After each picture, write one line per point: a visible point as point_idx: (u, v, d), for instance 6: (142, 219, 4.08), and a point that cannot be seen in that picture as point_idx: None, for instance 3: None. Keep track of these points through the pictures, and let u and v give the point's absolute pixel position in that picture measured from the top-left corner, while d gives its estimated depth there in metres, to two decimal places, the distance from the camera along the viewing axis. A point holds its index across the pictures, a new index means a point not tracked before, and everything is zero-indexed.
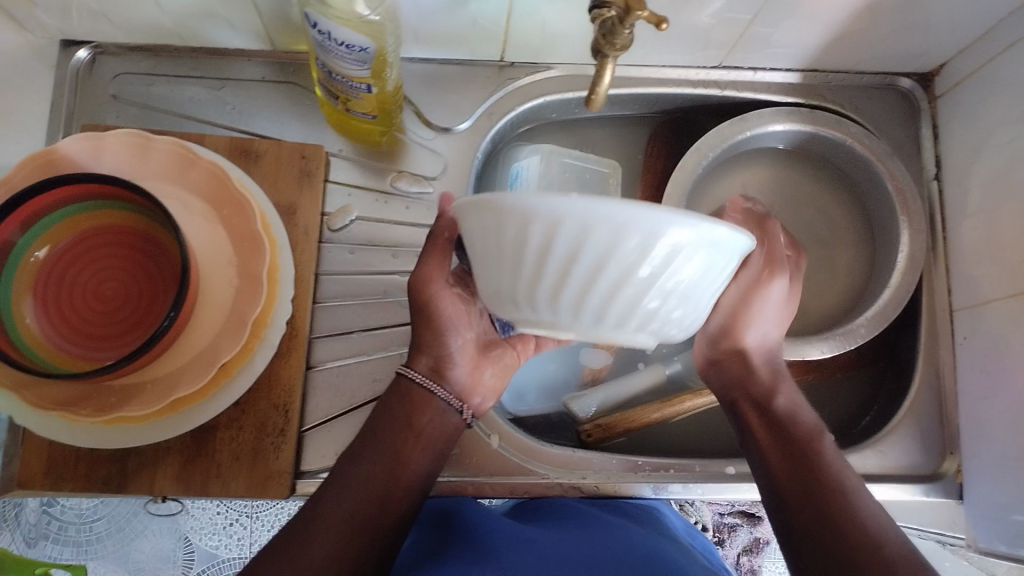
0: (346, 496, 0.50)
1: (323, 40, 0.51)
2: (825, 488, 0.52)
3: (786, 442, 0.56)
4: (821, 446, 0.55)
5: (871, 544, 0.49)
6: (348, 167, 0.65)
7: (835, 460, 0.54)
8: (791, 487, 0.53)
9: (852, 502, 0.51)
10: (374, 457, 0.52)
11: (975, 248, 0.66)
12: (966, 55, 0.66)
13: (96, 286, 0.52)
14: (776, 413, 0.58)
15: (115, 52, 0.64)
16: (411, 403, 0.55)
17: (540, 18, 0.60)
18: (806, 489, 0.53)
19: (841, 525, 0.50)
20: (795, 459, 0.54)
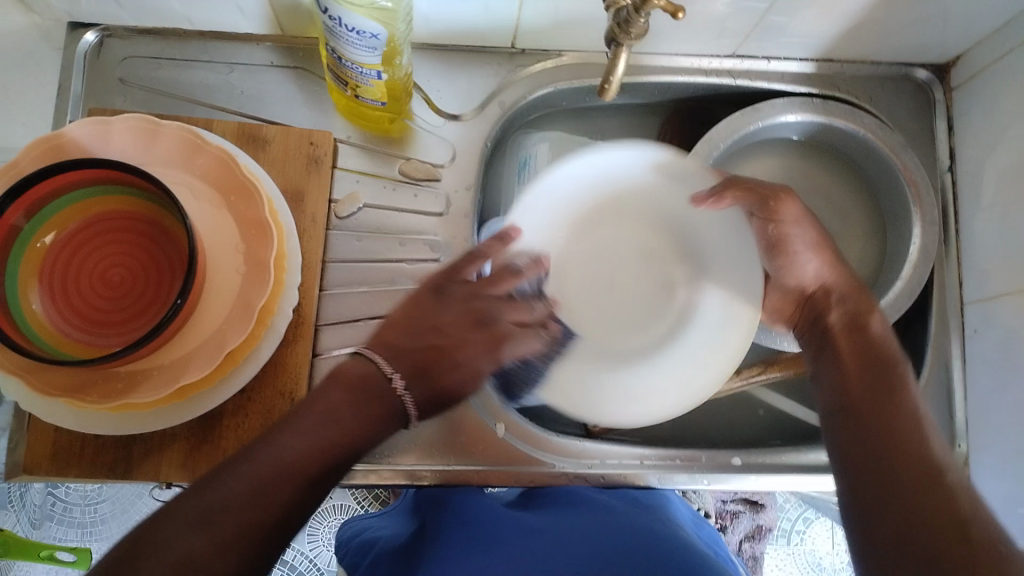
0: (300, 438, 0.47)
1: (334, 26, 0.50)
2: (905, 418, 0.51)
3: (866, 366, 0.55)
4: (903, 373, 0.54)
5: (931, 468, 0.47)
6: (356, 153, 0.65)
7: (918, 393, 0.53)
8: (864, 406, 0.52)
9: (921, 435, 0.50)
10: (337, 421, 0.49)
11: (989, 241, 0.65)
12: (983, 47, 0.65)
13: (102, 271, 0.52)
14: (869, 337, 0.57)
15: (123, 35, 0.63)
16: (360, 393, 0.51)
17: (553, 4, 0.59)
18: (877, 417, 0.51)
19: (903, 447, 0.49)
20: (881, 382, 0.53)
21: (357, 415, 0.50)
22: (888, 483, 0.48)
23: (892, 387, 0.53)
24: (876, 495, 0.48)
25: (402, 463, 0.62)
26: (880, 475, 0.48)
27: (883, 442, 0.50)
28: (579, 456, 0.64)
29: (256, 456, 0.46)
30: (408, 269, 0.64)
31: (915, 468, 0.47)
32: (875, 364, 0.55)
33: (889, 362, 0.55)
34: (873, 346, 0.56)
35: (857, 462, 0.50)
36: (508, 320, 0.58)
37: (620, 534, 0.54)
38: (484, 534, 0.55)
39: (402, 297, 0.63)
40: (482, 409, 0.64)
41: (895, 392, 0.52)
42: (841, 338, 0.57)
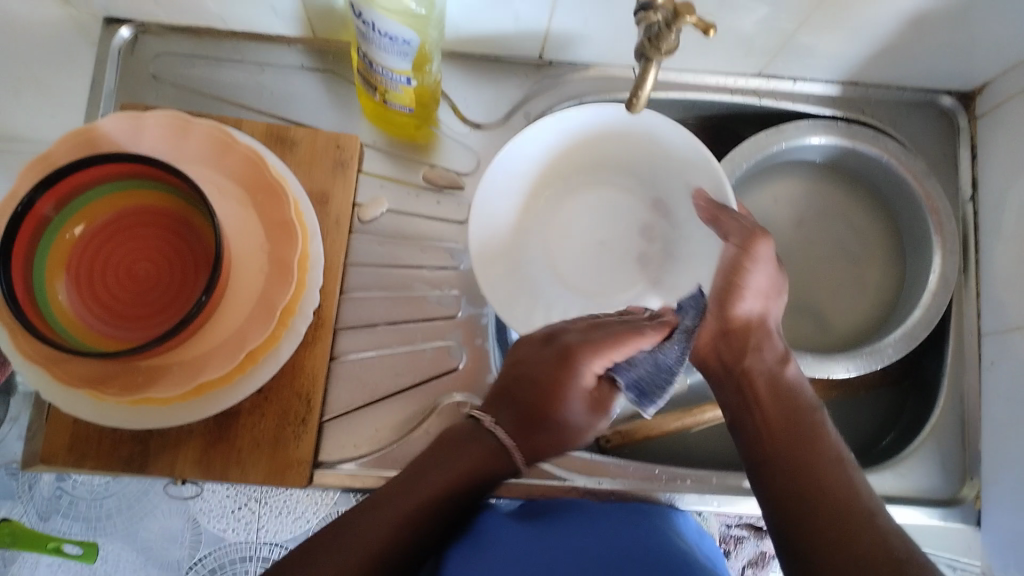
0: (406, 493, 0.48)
1: (367, 31, 0.51)
2: (828, 466, 0.52)
3: (783, 414, 0.56)
4: (819, 419, 0.56)
5: (862, 511, 0.49)
6: (381, 158, 0.65)
7: (833, 439, 0.54)
8: (786, 451, 0.53)
9: (846, 480, 0.51)
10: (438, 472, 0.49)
11: (1008, 271, 0.65)
12: (1010, 76, 0.65)
13: (128, 265, 0.52)
14: (782, 382, 0.58)
15: (157, 32, 0.64)
16: (465, 444, 0.51)
17: (584, 17, 0.59)
18: (802, 467, 0.52)
19: (830, 492, 0.50)
20: (798, 431, 0.54)
21: (467, 464, 0.50)
22: (821, 526, 0.48)
23: (812, 436, 0.54)
24: (807, 552, 0.48)
25: None
26: (807, 531, 0.49)
27: (806, 495, 0.50)
28: (588, 471, 0.64)
29: (357, 521, 0.46)
30: (428, 275, 0.64)
31: (838, 519, 0.48)
32: (789, 411, 0.56)
33: (806, 411, 0.56)
34: (783, 393, 0.57)
35: (785, 516, 0.50)
36: (579, 335, 0.55)
37: (618, 558, 0.53)
38: (485, 544, 0.54)
39: (421, 303, 0.63)
40: None
41: (812, 441, 0.54)
42: (757, 380, 0.58)
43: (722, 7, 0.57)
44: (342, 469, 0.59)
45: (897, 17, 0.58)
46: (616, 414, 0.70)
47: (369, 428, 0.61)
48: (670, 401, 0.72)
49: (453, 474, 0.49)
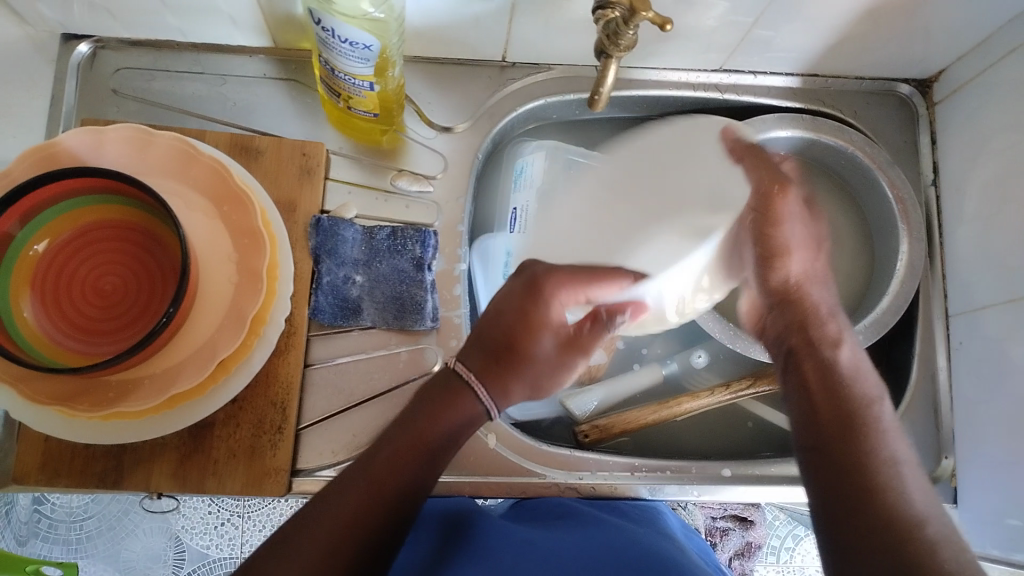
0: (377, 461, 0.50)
1: (326, 38, 0.51)
2: (885, 467, 0.49)
3: (842, 404, 0.53)
4: (879, 411, 0.53)
5: (916, 520, 0.45)
6: (347, 164, 0.65)
7: (892, 437, 0.51)
8: (836, 439, 0.51)
9: (903, 484, 0.48)
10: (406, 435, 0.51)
11: (971, 253, 0.66)
12: (965, 62, 0.66)
13: (95, 280, 0.52)
14: (841, 369, 0.55)
15: (116, 46, 0.64)
16: (441, 390, 0.54)
17: (543, 18, 0.60)
18: (857, 464, 0.49)
19: (884, 494, 0.47)
20: (858, 424, 0.51)
21: (436, 413, 0.53)
22: (869, 527, 0.45)
23: (869, 431, 0.51)
24: (852, 554, 0.45)
25: None
26: (854, 530, 0.46)
27: (859, 493, 0.47)
28: (568, 467, 0.64)
29: (314, 516, 0.46)
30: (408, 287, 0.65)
31: (889, 521, 0.45)
32: (847, 401, 0.53)
33: (863, 401, 0.53)
34: (845, 384, 0.54)
35: (835, 517, 0.47)
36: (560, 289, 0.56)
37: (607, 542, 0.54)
38: (476, 542, 0.55)
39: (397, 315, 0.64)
40: None
41: (868, 437, 0.50)
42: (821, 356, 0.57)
43: (678, 3, 0.58)
44: (320, 476, 0.59)
45: (850, 8, 0.59)
46: (593, 406, 0.70)
47: (344, 435, 0.60)
48: (646, 393, 0.72)
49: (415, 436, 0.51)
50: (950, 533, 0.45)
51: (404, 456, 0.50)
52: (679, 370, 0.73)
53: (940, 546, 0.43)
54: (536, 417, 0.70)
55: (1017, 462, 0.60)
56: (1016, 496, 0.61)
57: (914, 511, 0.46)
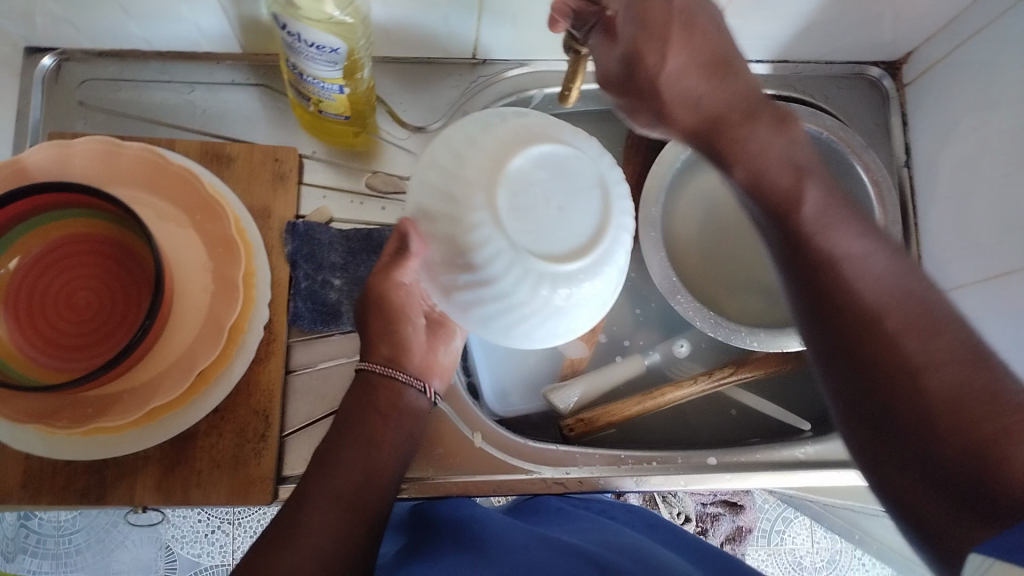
0: (329, 474, 0.50)
1: (293, 43, 0.51)
2: (843, 288, 0.46)
3: (765, 222, 0.50)
4: (803, 210, 0.48)
5: (900, 360, 0.43)
6: (322, 168, 0.65)
7: (812, 215, 0.48)
8: (795, 275, 0.49)
9: (862, 297, 0.46)
10: (348, 444, 0.51)
11: (945, 233, 0.67)
12: (933, 42, 0.67)
13: (68, 295, 0.52)
14: (756, 187, 0.49)
15: (81, 58, 0.63)
16: (373, 387, 0.53)
17: (511, 14, 0.60)
18: (828, 309, 0.47)
19: (868, 341, 0.45)
20: (790, 243, 0.48)
21: (371, 421, 0.52)
22: (876, 394, 0.44)
23: (801, 245, 0.48)
24: (875, 422, 0.44)
25: None
26: (867, 393, 0.44)
27: (847, 348, 0.46)
28: (555, 462, 0.65)
29: (298, 525, 0.47)
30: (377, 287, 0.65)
31: (883, 363, 0.44)
32: (770, 208, 0.49)
33: (779, 207, 0.48)
34: (759, 193, 0.49)
35: (848, 392, 0.46)
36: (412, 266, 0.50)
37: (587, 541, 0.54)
38: (463, 533, 0.55)
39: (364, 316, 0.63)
40: (460, 418, 0.64)
41: (810, 263, 0.48)
42: (767, 189, 0.49)
43: None
44: None
45: None
46: (575, 400, 0.70)
47: None
48: (631, 385, 0.72)
49: (358, 442, 0.51)
50: (934, 335, 0.44)
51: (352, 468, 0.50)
52: (662, 360, 0.73)
53: (927, 374, 0.42)
54: (520, 411, 0.70)
55: None
56: None
57: (888, 330, 0.44)
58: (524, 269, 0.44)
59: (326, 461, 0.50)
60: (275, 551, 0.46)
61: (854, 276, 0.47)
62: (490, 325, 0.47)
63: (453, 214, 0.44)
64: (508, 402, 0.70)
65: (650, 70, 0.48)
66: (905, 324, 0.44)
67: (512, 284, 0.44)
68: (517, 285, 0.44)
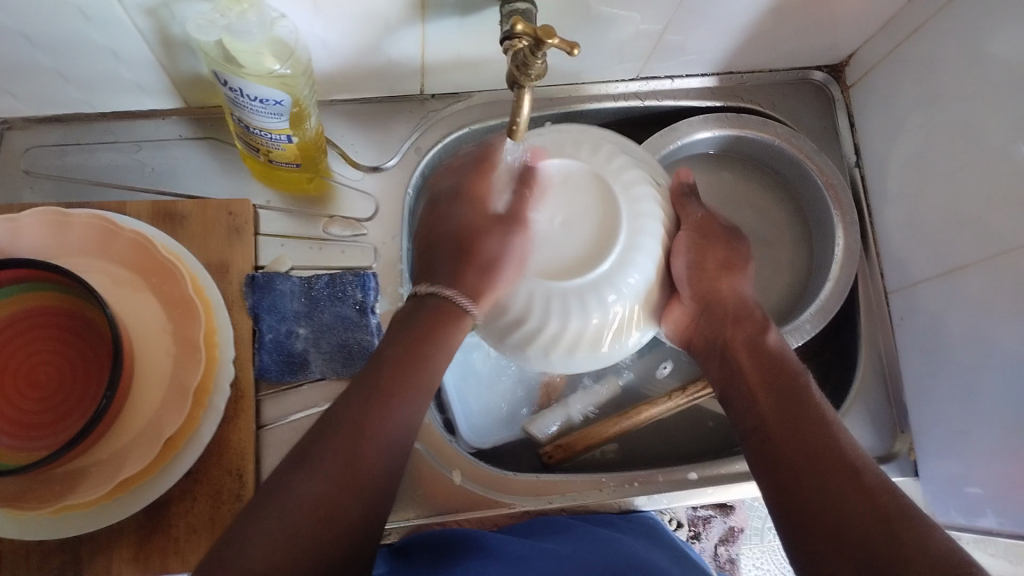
0: (366, 393, 0.47)
1: (236, 98, 0.50)
2: (801, 429, 0.50)
3: (714, 352, 0.58)
4: (807, 382, 0.54)
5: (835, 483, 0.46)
6: (278, 217, 0.64)
7: (797, 381, 0.54)
8: (765, 408, 0.53)
9: (806, 437, 0.50)
10: (388, 376, 0.48)
11: (900, 231, 0.68)
12: (873, 44, 0.68)
13: (26, 371, 0.51)
14: (766, 350, 0.56)
15: (23, 126, 0.62)
16: (430, 315, 0.51)
17: (455, 50, 0.59)
18: (779, 439, 0.51)
19: (809, 464, 0.48)
20: (760, 387, 0.54)
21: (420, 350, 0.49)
22: (817, 520, 0.46)
23: (749, 377, 0.55)
24: (816, 543, 0.45)
25: None
26: (815, 516, 0.46)
27: (794, 474, 0.48)
28: (539, 492, 0.64)
29: (319, 456, 0.44)
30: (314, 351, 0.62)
31: (826, 499, 0.46)
32: (710, 329, 0.58)
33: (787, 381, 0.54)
34: (756, 355, 0.56)
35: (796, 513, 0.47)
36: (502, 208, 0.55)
37: (594, 559, 0.53)
38: (465, 556, 0.53)
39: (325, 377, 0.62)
40: (437, 457, 0.64)
41: (762, 400, 0.53)
42: (696, 338, 0.59)
43: (586, 20, 0.58)
44: None
45: (752, 7, 0.60)
46: (553, 429, 0.70)
47: None
48: (608, 406, 0.72)
49: (407, 362, 0.49)
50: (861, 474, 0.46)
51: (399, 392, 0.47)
52: (636, 378, 0.73)
53: (859, 508, 0.44)
54: (499, 443, 0.70)
55: (968, 429, 0.61)
56: (972, 464, 0.61)
57: (823, 468, 0.47)
58: (540, 295, 0.53)
59: (368, 376, 0.48)
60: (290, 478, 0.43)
61: (804, 421, 0.51)
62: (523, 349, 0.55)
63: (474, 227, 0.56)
64: (488, 434, 0.70)
65: (706, 283, 0.57)
66: (839, 461, 0.47)
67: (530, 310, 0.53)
68: (536, 313, 0.53)
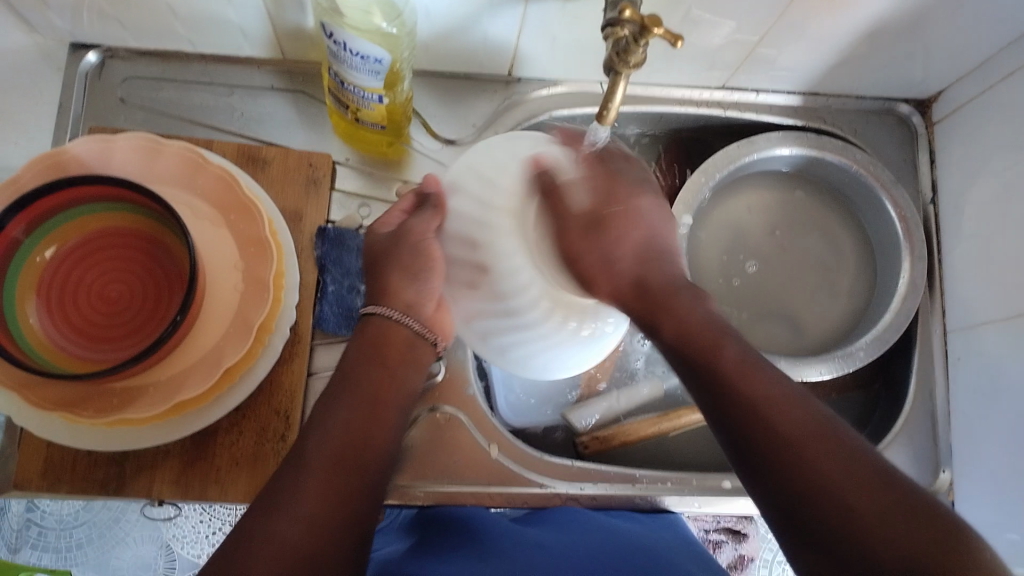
0: (330, 434, 0.48)
1: (338, 50, 0.51)
2: (741, 379, 0.45)
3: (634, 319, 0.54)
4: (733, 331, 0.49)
5: (800, 447, 0.42)
6: (353, 175, 0.66)
7: (729, 328, 0.49)
8: (699, 366, 0.47)
9: (754, 391, 0.45)
10: (347, 418, 0.50)
11: (970, 273, 0.67)
12: (965, 83, 0.67)
13: (101, 286, 0.52)
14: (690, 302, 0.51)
15: (125, 56, 0.64)
16: (376, 342, 0.55)
17: (551, 35, 0.60)
18: (729, 395, 0.45)
19: (768, 428, 0.43)
20: (688, 333, 0.49)
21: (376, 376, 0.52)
22: (791, 493, 0.41)
23: (671, 334, 0.50)
24: (801, 521, 0.40)
25: (395, 484, 0.61)
26: (775, 467, 0.42)
27: (757, 442, 0.43)
28: (570, 478, 0.64)
29: (301, 489, 0.45)
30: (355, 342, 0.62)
31: (794, 465, 0.41)
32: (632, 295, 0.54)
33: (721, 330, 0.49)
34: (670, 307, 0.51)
35: (768, 488, 0.42)
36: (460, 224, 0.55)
37: (622, 555, 0.53)
38: (483, 540, 0.54)
39: None
40: (477, 429, 0.64)
41: (697, 351, 0.48)
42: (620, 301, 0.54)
43: (686, 20, 0.58)
44: None
45: (852, 29, 0.60)
46: (594, 420, 0.70)
47: None
48: (651, 407, 0.72)
49: (361, 401, 0.51)
50: (825, 431, 0.42)
51: (356, 431, 0.49)
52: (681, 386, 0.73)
53: (833, 474, 0.40)
54: (536, 427, 0.70)
55: (1016, 477, 0.60)
56: (1016, 513, 0.60)
57: (782, 430, 0.43)
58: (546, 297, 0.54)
59: (325, 419, 0.50)
60: (275, 507, 0.44)
61: (746, 374, 0.46)
62: (498, 345, 0.56)
63: (483, 220, 0.54)
64: (525, 417, 0.70)
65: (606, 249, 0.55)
66: (797, 416, 0.43)
67: (529, 301, 0.54)
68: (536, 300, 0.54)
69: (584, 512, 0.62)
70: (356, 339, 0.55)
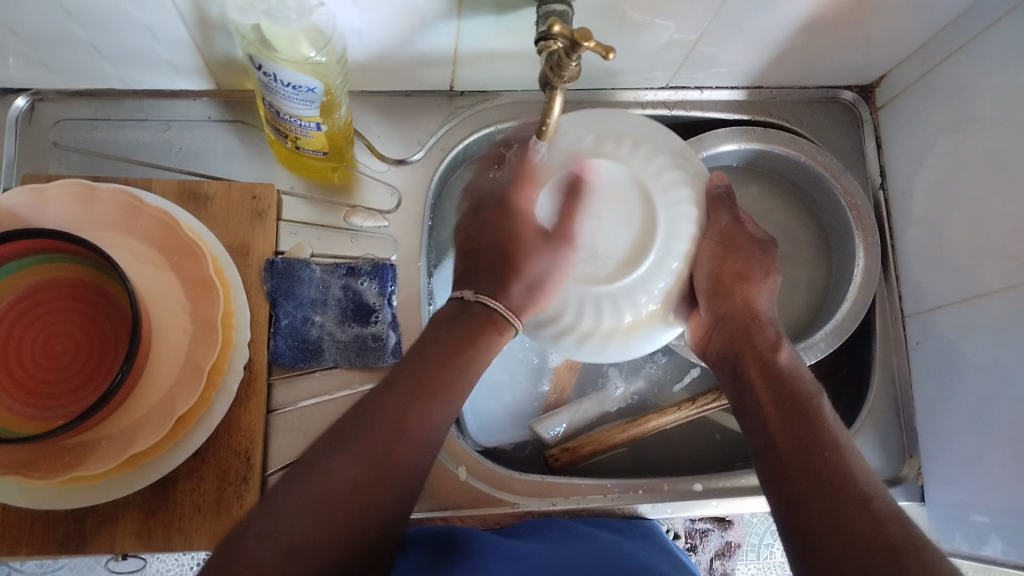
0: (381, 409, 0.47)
1: (269, 82, 0.50)
2: (815, 441, 0.49)
3: (727, 362, 0.56)
4: (821, 405, 0.52)
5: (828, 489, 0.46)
6: (300, 204, 0.64)
7: (818, 403, 0.52)
8: (808, 435, 0.49)
9: (830, 448, 0.48)
10: (405, 391, 0.47)
11: (922, 256, 0.67)
12: (905, 67, 0.68)
13: (44, 341, 0.51)
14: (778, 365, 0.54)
15: (55, 98, 0.62)
16: (469, 323, 0.50)
17: (487, 48, 0.59)
18: (816, 458, 0.48)
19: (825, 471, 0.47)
20: (772, 399, 0.52)
21: (452, 349, 0.49)
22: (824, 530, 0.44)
23: (760, 393, 0.53)
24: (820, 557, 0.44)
25: None
26: (808, 516, 0.46)
27: (797, 469, 0.48)
28: (542, 493, 0.64)
29: (333, 467, 0.44)
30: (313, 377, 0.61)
31: (811, 500, 0.46)
32: (727, 340, 0.56)
33: (804, 397, 0.52)
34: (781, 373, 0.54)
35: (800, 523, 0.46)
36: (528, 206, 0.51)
37: (599, 565, 0.52)
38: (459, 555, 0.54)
39: (326, 376, 0.61)
40: (444, 454, 0.64)
41: (813, 420, 0.50)
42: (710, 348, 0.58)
43: (621, 26, 0.58)
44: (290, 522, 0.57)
45: (787, 22, 0.60)
46: (560, 430, 0.70)
47: None
48: (620, 413, 0.72)
49: (429, 375, 0.48)
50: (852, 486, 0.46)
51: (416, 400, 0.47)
52: (647, 389, 0.73)
53: (843, 510, 0.45)
54: (506, 442, 0.70)
55: (979, 458, 0.61)
56: (980, 492, 0.61)
57: (827, 471, 0.47)
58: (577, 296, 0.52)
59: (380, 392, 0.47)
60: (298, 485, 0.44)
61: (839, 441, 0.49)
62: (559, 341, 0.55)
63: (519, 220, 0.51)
64: (494, 433, 0.70)
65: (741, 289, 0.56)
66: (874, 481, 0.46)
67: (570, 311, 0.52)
68: (572, 312, 0.52)
69: (561, 522, 0.61)
70: (449, 307, 0.51)
